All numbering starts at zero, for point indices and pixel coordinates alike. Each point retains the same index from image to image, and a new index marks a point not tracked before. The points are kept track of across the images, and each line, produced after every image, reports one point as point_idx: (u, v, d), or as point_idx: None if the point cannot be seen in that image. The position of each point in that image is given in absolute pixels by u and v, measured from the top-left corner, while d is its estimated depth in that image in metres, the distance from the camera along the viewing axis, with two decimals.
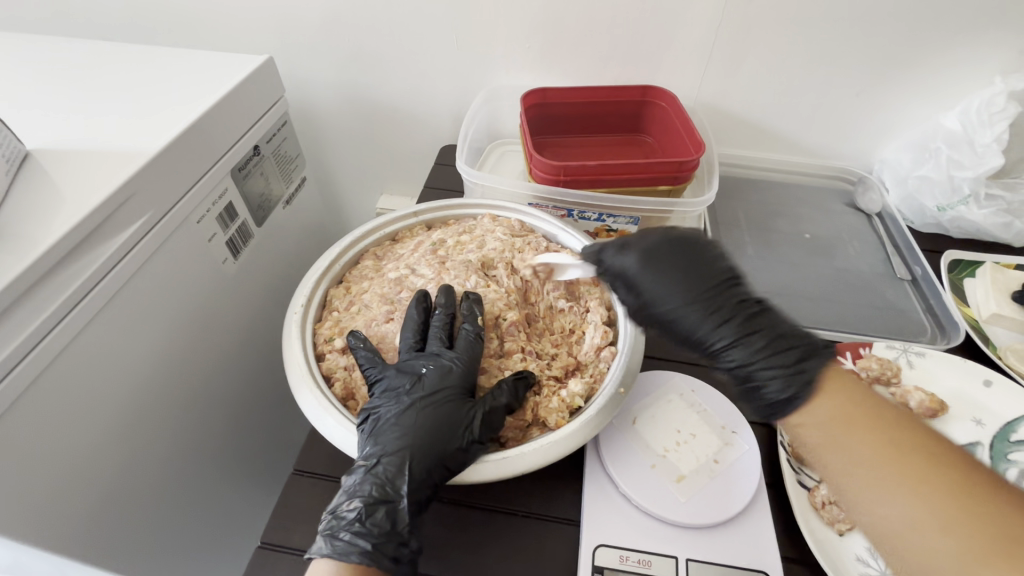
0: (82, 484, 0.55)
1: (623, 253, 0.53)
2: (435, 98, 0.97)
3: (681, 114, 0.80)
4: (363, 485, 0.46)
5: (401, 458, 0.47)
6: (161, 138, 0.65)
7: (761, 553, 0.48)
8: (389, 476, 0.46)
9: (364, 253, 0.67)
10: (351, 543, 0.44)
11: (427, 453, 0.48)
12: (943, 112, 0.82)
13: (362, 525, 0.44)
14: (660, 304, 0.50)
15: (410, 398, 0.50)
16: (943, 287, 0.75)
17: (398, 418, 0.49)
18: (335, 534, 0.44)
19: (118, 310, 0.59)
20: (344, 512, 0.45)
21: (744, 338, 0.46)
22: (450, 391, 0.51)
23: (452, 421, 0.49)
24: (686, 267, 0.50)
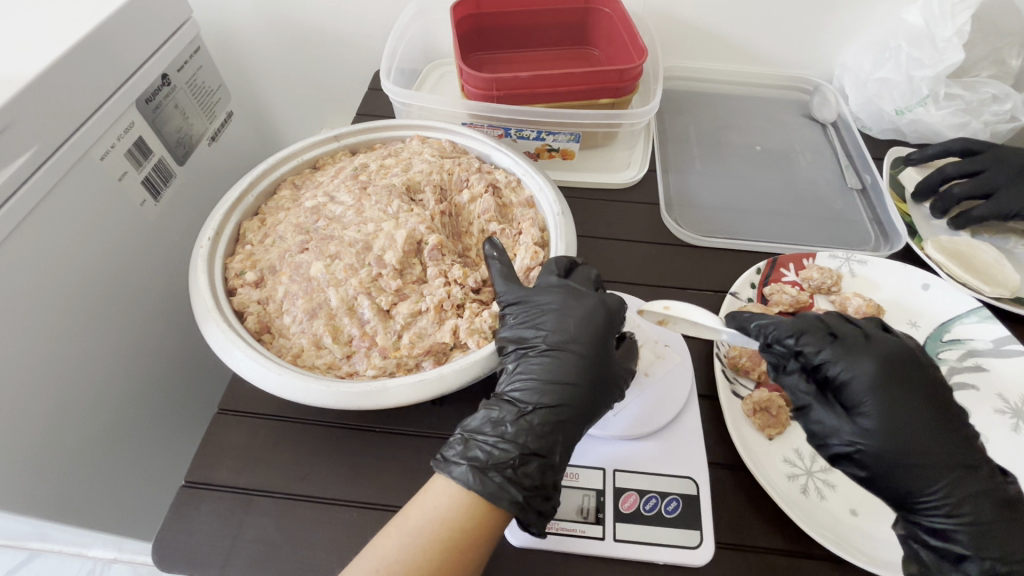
0: (2, 434, 0.53)
1: (856, 356, 0.45)
2: (364, 13, 0.88)
3: (624, 19, 0.74)
4: (513, 432, 0.43)
5: (557, 412, 0.45)
6: (37, 64, 0.57)
7: (689, 459, 0.48)
8: (540, 428, 0.44)
9: (281, 183, 0.62)
10: (501, 485, 0.41)
11: (572, 406, 0.45)
12: (903, 7, 0.76)
13: (514, 472, 0.41)
14: (867, 417, 0.44)
15: (565, 362, 0.47)
16: (881, 179, 0.75)
17: (563, 370, 0.46)
18: (488, 473, 0.41)
19: (14, 254, 0.54)
20: (492, 452, 0.42)
21: (959, 475, 0.42)
22: (588, 361, 0.46)
23: (601, 382, 0.46)
24: (911, 393, 0.44)
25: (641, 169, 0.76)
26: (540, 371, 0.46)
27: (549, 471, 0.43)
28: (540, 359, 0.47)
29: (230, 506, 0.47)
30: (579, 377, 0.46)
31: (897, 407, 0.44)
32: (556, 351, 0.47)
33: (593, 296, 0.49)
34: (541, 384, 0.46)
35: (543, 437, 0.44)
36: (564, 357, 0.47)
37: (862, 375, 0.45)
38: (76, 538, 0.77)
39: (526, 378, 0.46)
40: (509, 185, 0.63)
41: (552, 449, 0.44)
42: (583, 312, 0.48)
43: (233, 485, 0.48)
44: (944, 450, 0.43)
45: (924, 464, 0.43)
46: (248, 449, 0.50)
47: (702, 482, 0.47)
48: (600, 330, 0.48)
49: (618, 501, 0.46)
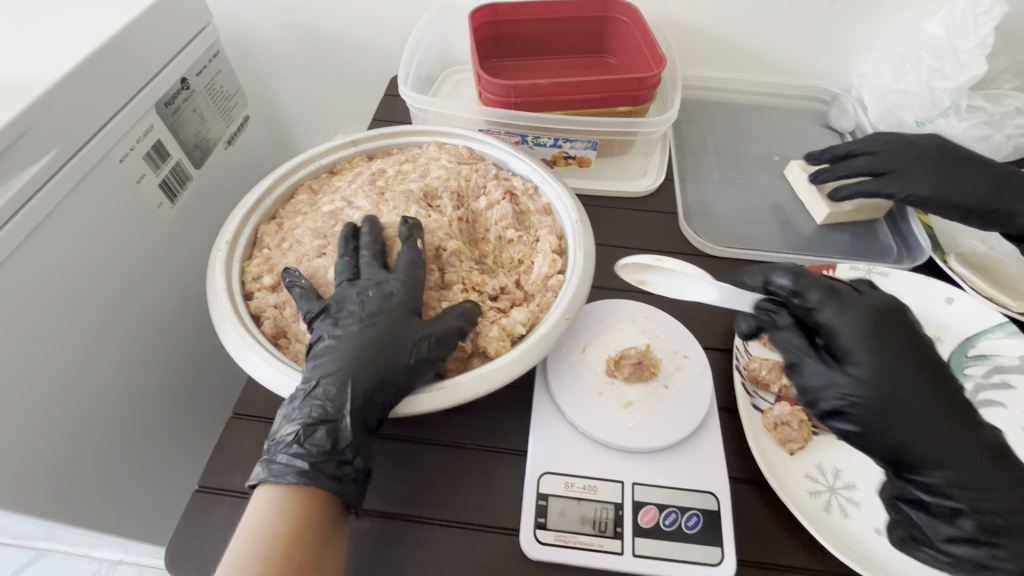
0: (18, 434, 0.53)
1: (845, 313, 0.48)
2: (382, 20, 0.88)
3: (643, 28, 0.73)
4: (301, 407, 0.43)
5: (342, 378, 0.43)
6: (60, 68, 0.58)
7: (710, 473, 0.47)
8: (329, 396, 0.43)
9: (298, 188, 0.62)
10: (286, 462, 0.41)
11: (370, 370, 0.44)
12: (924, 18, 0.76)
13: (301, 446, 0.42)
14: (855, 369, 0.47)
15: (358, 323, 0.46)
16: None
17: (335, 341, 0.46)
18: (272, 458, 0.42)
19: (33, 254, 0.55)
20: (281, 432, 0.42)
21: (957, 428, 0.44)
22: (379, 330, 0.46)
23: (397, 339, 0.45)
24: (900, 347, 0.47)
25: (657, 178, 0.76)
26: (326, 341, 0.46)
27: (342, 436, 0.42)
28: (337, 330, 0.46)
29: (245, 512, 0.47)
30: (355, 346, 0.45)
31: (883, 352, 0.46)
32: (363, 321, 0.46)
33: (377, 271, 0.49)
34: (322, 357, 0.45)
35: (329, 405, 0.42)
36: (363, 328, 0.46)
37: (849, 328, 0.48)
38: (85, 539, 0.77)
39: (320, 350, 0.46)
40: (526, 192, 0.62)
41: (341, 414, 0.42)
42: (371, 285, 0.48)
43: (247, 492, 0.48)
44: (933, 401, 0.45)
45: (917, 415, 0.44)
46: None
47: (723, 497, 0.46)
48: (398, 302, 0.48)
49: (638, 515, 0.45)
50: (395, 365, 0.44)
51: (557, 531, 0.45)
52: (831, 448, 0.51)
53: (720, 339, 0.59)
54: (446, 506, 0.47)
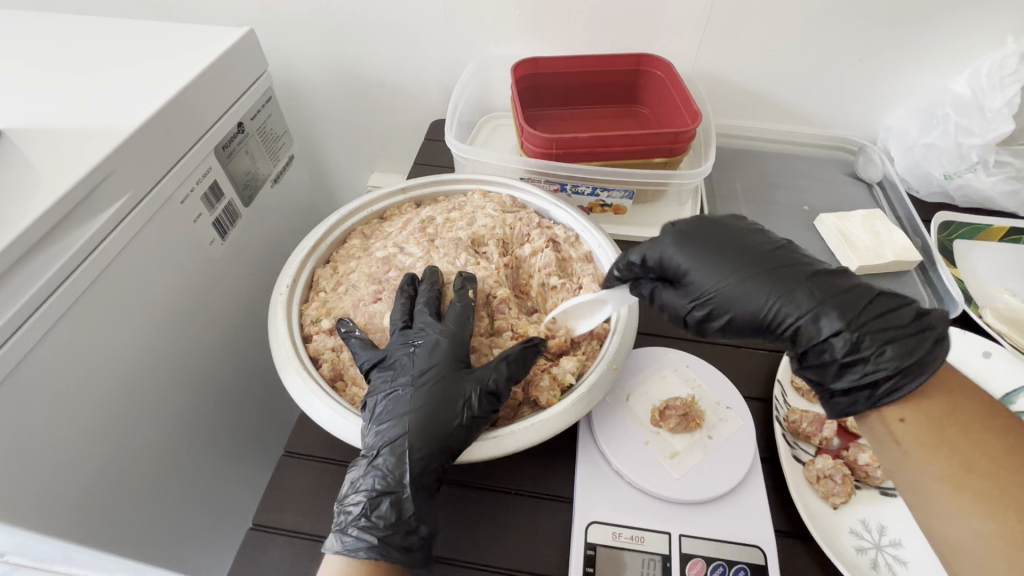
0: (79, 466, 0.55)
1: (654, 239, 0.50)
2: (425, 69, 0.93)
3: (677, 82, 0.77)
4: (363, 480, 0.46)
5: (400, 449, 0.46)
6: (136, 117, 0.62)
7: (756, 525, 0.48)
8: (388, 468, 0.46)
9: (351, 232, 0.65)
10: (358, 536, 0.44)
11: (420, 437, 0.46)
12: (951, 77, 0.78)
13: (368, 519, 0.45)
14: (698, 277, 0.47)
15: (410, 384, 0.49)
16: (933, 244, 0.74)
17: (395, 407, 0.48)
18: (345, 531, 0.44)
19: (102, 293, 0.58)
20: (348, 507, 0.45)
21: (794, 283, 0.44)
22: (432, 391, 0.48)
23: (448, 402, 0.47)
24: (718, 241, 0.48)
25: None
26: (382, 401, 0.48)
27: (404, 507, 0.45)
28: (388, 393, 0.49)
29: (298, 551, 0.48)
30: (409, 410, 0.47)
31: (701, 251, 0.47)
32: (414, 382, 0.49)
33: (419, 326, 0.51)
34: (377, 424, 0.47)
35: (390, 476, 0.45)
36: (412, 390, 0.48)
37: (669, 244, 0.48)
38: None
39: (375, 415, 0.48)
40: (568, 241, 0.65)
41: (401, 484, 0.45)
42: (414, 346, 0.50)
43: (300, 530, 0.49)
44: (754, 301, 0.45)
45: (760, 318, 0.45)
46: (315, 494, 0.51)
47: (771, 552, 0.46)
48: (438, 355, 0.50)
49: (686, 566, 0.46)
50: (446, 426, 0.47)
51: None
52: (874, 503, 0.51)
53: (758, 389, 0.60)
54: (496, 550, 0.48)
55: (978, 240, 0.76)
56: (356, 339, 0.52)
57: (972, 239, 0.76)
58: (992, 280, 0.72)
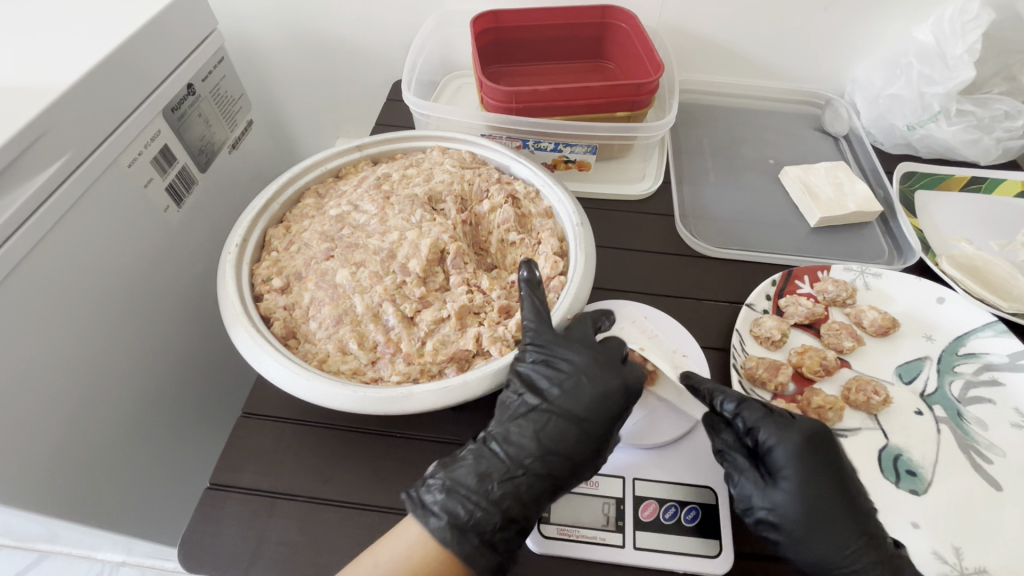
0: (26, 438, 0.54)
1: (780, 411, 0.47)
2: (384, 27, 0.90)
3: (641, 34, 0.75)
4: (498, 492, 0.44)
5: (547, 484, 0.45)
6: (69, 74, 0.58)
7: (707, 468, 0.49)
8: (525, 494, 0.45)
9: (305, 191, 0.63)
10: (479, 549, 0.42)
11: (564, 482, 0.46)
12: (915, 25, 0.77)
13: (492, 537, 0.43)
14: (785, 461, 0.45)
15: (581, 423, 0.47)
16: (896, 197, 0.74)
17: (558, 439, 0.47)
18: (466, 533, 0.42)
19: (42, 262, 0.55)
20: (473, 513, 0.43)
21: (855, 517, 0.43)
22: (608, 423, 0.47)
23: (606, 451, 0.47)
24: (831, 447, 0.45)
25: (656, 181, 0.77)
26: (545, 430, 0.47)
27: (523, 535, 0.44)
28: (557, 425, 0.47)
29: (256, 508, 0.48)
30: (571, 453, 0.46)
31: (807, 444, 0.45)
32: (582, 422, 0.47)
33: (616, 377, 0.48)
34: (530, 446, 0.46)
35: (524, 502, 0.45)
36: (582, 429, 0.47)
37: (788, 443, 0.45)
38: (89, 540, 0.78)
39: (530, 437, 0.47)
40: (528, 196, 0.63)
41: (533, 516, 0.45)
42: (604, 384, 0.48)
43: (258, 488, 0.49)
44: (831, 489, 0.44)
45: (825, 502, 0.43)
46: (274, 452, 0.51)
47: (721, 492, 0.48)
48: (618, 410, 0.47)
49: (639, 509, 0.47)
50: (583, 478, 0.47)
51: (560, 525, 0.46)
52: None
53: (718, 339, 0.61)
54: None
55: (941, 190, 0.77)
56: (540, 370, 0.48)
57: (935, 188, 0.77)
58: (950, 229, 0.73)
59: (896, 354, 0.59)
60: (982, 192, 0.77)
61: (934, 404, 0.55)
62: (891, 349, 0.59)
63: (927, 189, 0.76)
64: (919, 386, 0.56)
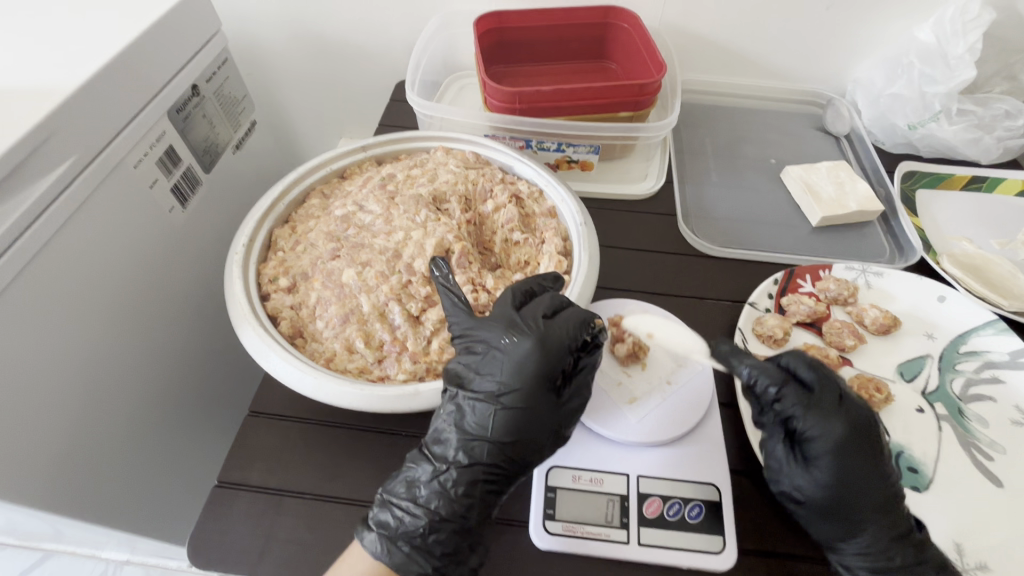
0: (35, 437, 0.54)
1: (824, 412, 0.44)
2: (387, 27, 0.90)
3: (644, 34, 0.75)
4: (425, 495, 0.44)
5: (472, 475, 0.44)
6: (76, 76, 0.59)
7: (711, 465, 0.49)
8: (454, 491, 0.44)
9: (311, 191, 0.64)
10: (410, 556, 0.43)
11: (497, 464, 0.45)
12: (916, 25, 0.78)
13: (423, 541, 0.44)
14: (819, 458, 0.44)
15: (498, 402, 0.45)
16: (897, 196, 0.75)
17: (478, 420, 0.45)
18: (396, 542, 0.43)
19: (50, 262, 0.56)
20: (403, 520, 0.44)
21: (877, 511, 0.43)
22: (524, 395, 0.45)
23: (533, 426, 0.45)
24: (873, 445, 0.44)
25: (658, 181, 0.77)
26: (463, 418, 0.46)
27: (465, 533, 0.44)
28: (477, 405, 0.45)
29: (264, 505, 0.48)
30: (497, 437, 0.45)
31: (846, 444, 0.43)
32: (496, 401, 0.45)
33: (530, 337, 0.46)
34: (455, 438, 0.45)
35: (456, 502, 0.44)
36: (500, 406, 0.45)
37: (828, 436, 0.44)
38: (94, 539, 0.78)
39: (454, 424, 0.46)
40: (531, 196, 0.63)
41: (466, 513, 0.44)
42: (515, 355, 0.46)
43: (265, 486, 0.50)
44: (859, 484, 0.43)
45: (855, 494, 0.43)
46: (282, 450, 0.52)
47: (724, 488, 0.48)
48: (538, 375, 0.45)
49: (643, 506, 0.47)
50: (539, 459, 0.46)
51: (565, 522, 0.47)
52: None
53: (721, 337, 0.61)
54: None
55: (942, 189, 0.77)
56: (462, 359, 0.48)
57: (936, 187, 0.77)
58: (951, 227, 0.73)
59: (897, 352, 0.59)
60: (983, 190, 0.77)
61: (935, 402, 0.55)
62: (892, 347, 0.60)
63: (928, 188, 0.77)
64: (920, 383, 0.57)
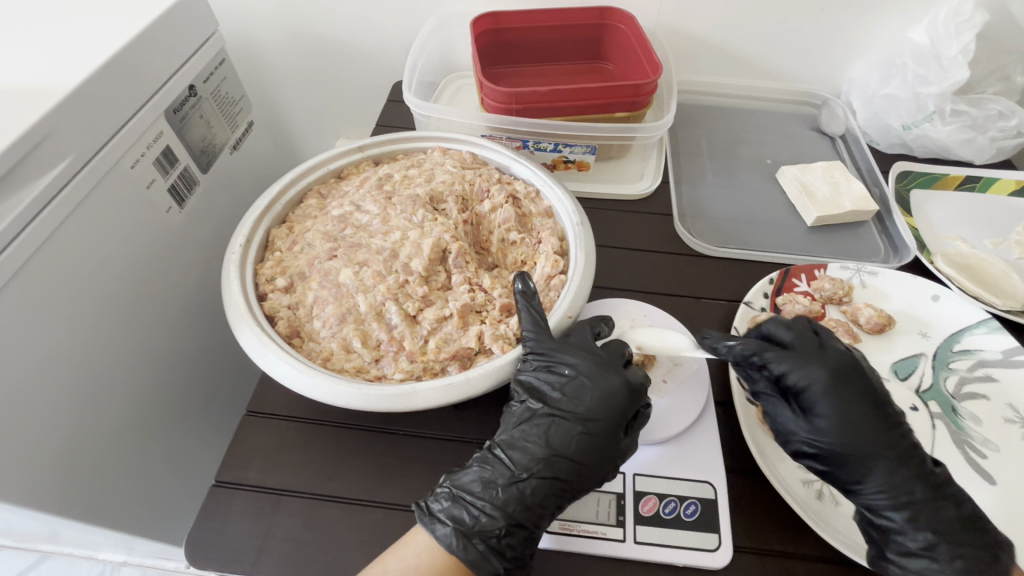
0: (31, 438, 0.54)
1: (808, 362, 0.48)
2: (384, 28, 0.90)
3: (639, 35, 0.76)
4: (502, 497, 0.44)
5: (549, 487, 0.45)
6: (73, 77, 0.59)
7: (707, 463, 0.50)
8: (530, 499, 0.44)
9: (308, 191, 0.64)
10: (484, 555, 0.42)
11: (572, 482, 0.46)
12: (910, 26, 0.78)
13: (497, 542, 0.43)
14: (821, 416, 0.46)
15: (582, 425, 0.47)
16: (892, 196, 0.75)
17: (560, 439, 0.46)
18: (470, 539, 0.43)
19: (46, 263, 0.56)
20: (478, 518, 0.43)
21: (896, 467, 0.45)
22: (608, 427, 0.46)
23: (609, 454, 0.47)
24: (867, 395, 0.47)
25: (654, 181, 0.78)
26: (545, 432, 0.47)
27: (533, 541, 0.44)
28: (559, 424, 0.47)
29: (261, 505, 0.49)
30: (578, 454, 0.46)
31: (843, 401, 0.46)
32: (582, 423, 0.47)
33: (617, 376, 0.48)
34: (538, 450, 0.46)
35: (530, 507, 0.44)
36: (584, 427, 0.46)
37: (817, 380, 0.47)
38: (91, 539, 0.78)
39: (535, 438, 0.47)
40: (528, 196, 0.64)
41: (537, 522, 0.44)
42: (603, 387, 0.47)
43: (263, 485, 0.50)
44: (868, 432, 0.46)
45: (865, 445, 0.45)
46: (279, 449, 0.52)
47: (719, 486, 0.48)
48: (621, 410, 0.47)
49: (639, 504, 0.48)
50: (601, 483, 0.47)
51: (561, 520, 0.47)
52: None
53: None
54: None
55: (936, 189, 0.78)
56: (542, 376, 0.49)
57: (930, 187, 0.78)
58: (945, 227, 0.74)
59: (892, 351, 0.60)
60: (976, 190, 0.78)
61: (929, 400, 0.56)
62: (886, 345, 0.60)
63: (922, 188, 0.77)
64: (914, 382, 0.57)
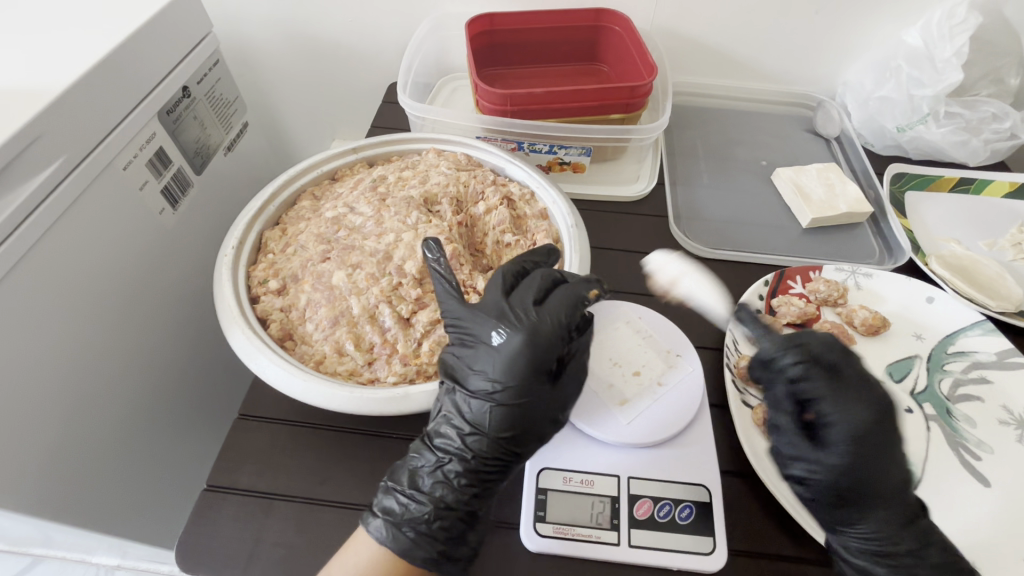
0: (21, 441, 0.53)
1: (844, 399, 0.45)
2: (379, 29, 0.90)
3: (634, 37, 0.76)
4: (429, 484, 0.45)
5: (471, 466, 0.45)
6: (65, 77, 0.58)
7: (702, 466, 0.49)
8: (456, 483, 0.45)
9: (302, 193, 0.63)
10: (416, 542, 0.43)
11: (495, 459, 0.45)
12: (904, 28, 0.78)
13: (428, 527, 0.44)
14: (838, 443, 0.45)
15: (492, 398, 0.44)
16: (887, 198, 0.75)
17: (473, 415, 0.45)
18: (399, 527, 0.43)
19: (37, 264, 0.55)
20: (407, 506, 0.44)
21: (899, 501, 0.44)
22: (513, 390, 0.44)
23: (524, 424, 0.45)
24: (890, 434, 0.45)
25: (650, 182, 0.78)
26: (460, 412, 0.46)
27: (467, 521, 0.45)
28: (471, 402, 0.45)
29: (252, 509, 0.48)
30: (494, 430, 0.45)
31: (866, 436, 0.44)
32: (489, 396, 0.45)
33: (519, 330, 0.45)
34: (455, 433, 0.45)
35: (459, 491, 0.45)
36: (494, 401, 0.44)
37: (847, 418, 0.45)
38: (84, 543, 0.77)
39: (454, 418, 0.46)
40: (523, 198, 0.64)
41: (465, 502, 0.45)
42: (506, 348, 0.45)
43: (254, 490, 0.49)
44: (885, 464, 0.44)
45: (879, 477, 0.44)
46: (270, 453, 0.51)
47: (714, 490, 0.48)
48: (534, 368, 0.44)
49: (633, 507, 0.47)
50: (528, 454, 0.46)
51: (555, 524, 0.47)
52: None
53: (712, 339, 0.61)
54: None
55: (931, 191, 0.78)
56: (457, 351, 0.47)
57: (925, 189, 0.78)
58: (940, 229, 0.74)
59: (887, 353, 0.60)
60: (971, 192, 0.78)
61: (924, 402, 0.56)
62: (882, 348, 0.60)
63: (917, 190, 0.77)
64: (909, 384, 0.57)
